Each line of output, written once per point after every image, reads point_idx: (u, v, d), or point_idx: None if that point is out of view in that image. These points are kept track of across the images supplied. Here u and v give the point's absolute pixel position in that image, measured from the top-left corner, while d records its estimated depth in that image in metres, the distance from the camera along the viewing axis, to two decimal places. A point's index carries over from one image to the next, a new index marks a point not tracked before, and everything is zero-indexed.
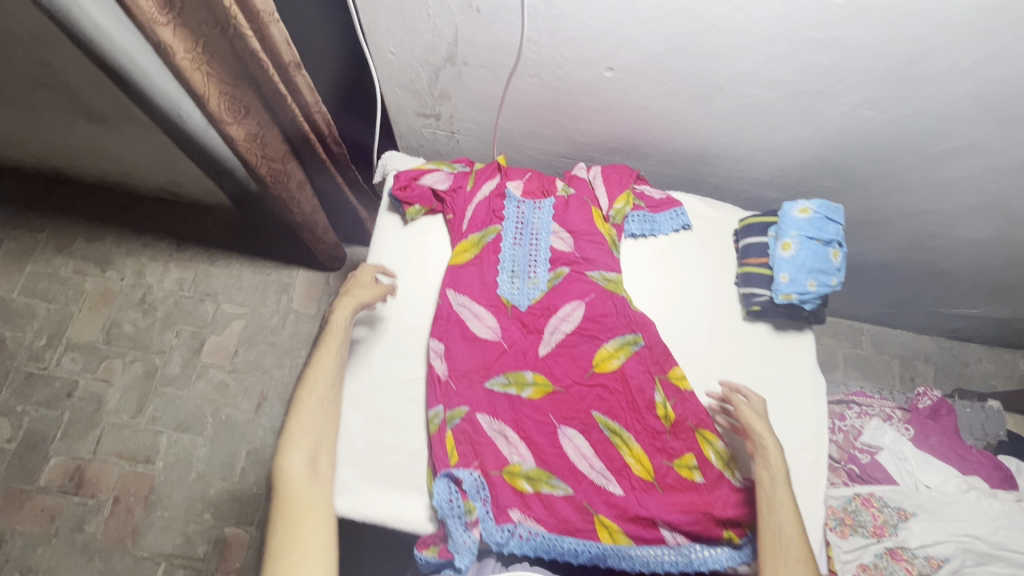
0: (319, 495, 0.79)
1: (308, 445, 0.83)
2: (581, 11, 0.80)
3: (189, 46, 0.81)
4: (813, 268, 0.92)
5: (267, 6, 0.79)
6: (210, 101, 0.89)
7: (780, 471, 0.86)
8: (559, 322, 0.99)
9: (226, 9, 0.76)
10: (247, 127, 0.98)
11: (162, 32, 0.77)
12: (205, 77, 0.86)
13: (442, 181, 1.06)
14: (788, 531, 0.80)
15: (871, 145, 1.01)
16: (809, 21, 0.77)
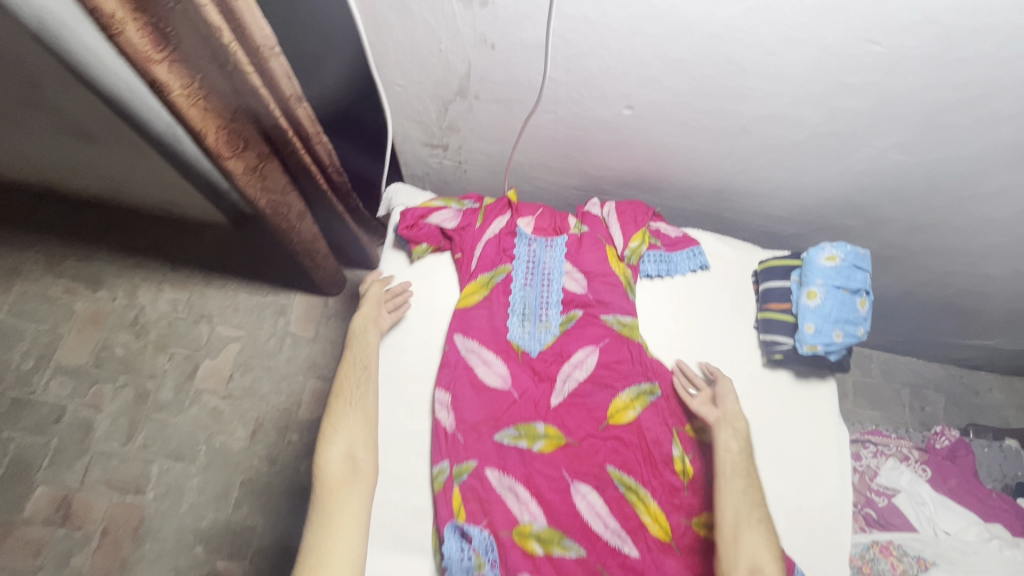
0: (352, 492, 0.81)
1: (339, 444, 0.84)
2: (603, 51, 0.76)
3: (185, 82, 0.76)
4: (840, 319, 0.88)
5: (267, 41, 0.75)
6: (208, 137, 0.84)
7: (743, 440, 0.88)
8: (572, 370, 0.94)
9: (226, 46, 0.70)
10: (245, 160, 0.93)
11: (157, 70, 0.72)
12: (202, 112, 0.81)
13: (450, 219, 1.02)
14: (751, 494, 0.83)
15: (899, 187, 0.96)
16: (845, 68, 0.72)
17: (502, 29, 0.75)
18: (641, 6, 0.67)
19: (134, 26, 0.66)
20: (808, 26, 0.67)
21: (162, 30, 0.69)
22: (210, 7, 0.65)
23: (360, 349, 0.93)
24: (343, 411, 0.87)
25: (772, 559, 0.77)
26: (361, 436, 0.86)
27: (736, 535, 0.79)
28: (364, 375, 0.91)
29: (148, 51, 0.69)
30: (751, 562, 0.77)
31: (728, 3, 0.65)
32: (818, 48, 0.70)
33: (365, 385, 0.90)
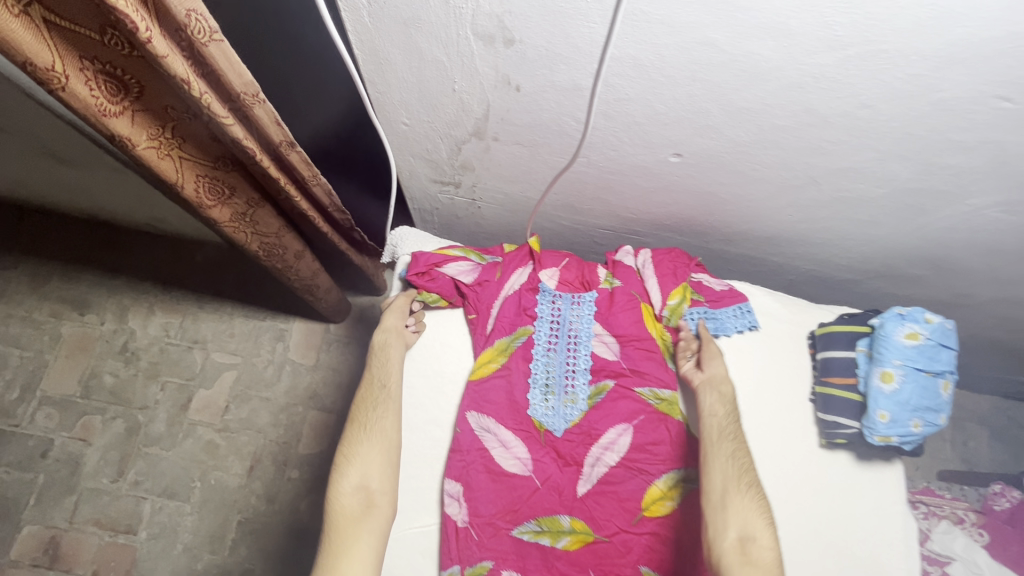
0: (363, 530, 0.72)
1: (352, 475, 0.76)
2: (653, 97, 0.62)
3: (153, 132, 0.65)
4: (919, 407, 0.76)
5: (250, 88, 0.60)
6: (186, 187, 0.73)
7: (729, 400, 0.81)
8: (601, 452, 0.82)
9: (197, 99, 0.57)
10: (233, 208, 0.82)
11: (116, 124, 0.61)
12: (177, 162, 0.70)
13: (467, 272, 0.90)
14: (740, 455, 0.75)
15: (989, 244, 0.82)
16: (955, 124, 0.58)
17: (530, 71, 0.62)
18: (708, 50, 0.54)
19: (81, 78, 0.54)
20: (922, 78, 0.53)
21: (120, 77, 0.58)
22: (173, 57, 0.52)
23: (380, 369, 0.85)
24: (359, 437, 0.79)
25: (766, 526, 0.69)
26: (376, 464, 0.77)
27: (725, 501, 0.71)
28: (382, 398, 0.82)
29: (103, 104, 0.58)
30: (742, 529, 0.69)
31: (822, 51, 0.51)
32: (929, 103, 0.56)
33: (384, 409, 0.81)
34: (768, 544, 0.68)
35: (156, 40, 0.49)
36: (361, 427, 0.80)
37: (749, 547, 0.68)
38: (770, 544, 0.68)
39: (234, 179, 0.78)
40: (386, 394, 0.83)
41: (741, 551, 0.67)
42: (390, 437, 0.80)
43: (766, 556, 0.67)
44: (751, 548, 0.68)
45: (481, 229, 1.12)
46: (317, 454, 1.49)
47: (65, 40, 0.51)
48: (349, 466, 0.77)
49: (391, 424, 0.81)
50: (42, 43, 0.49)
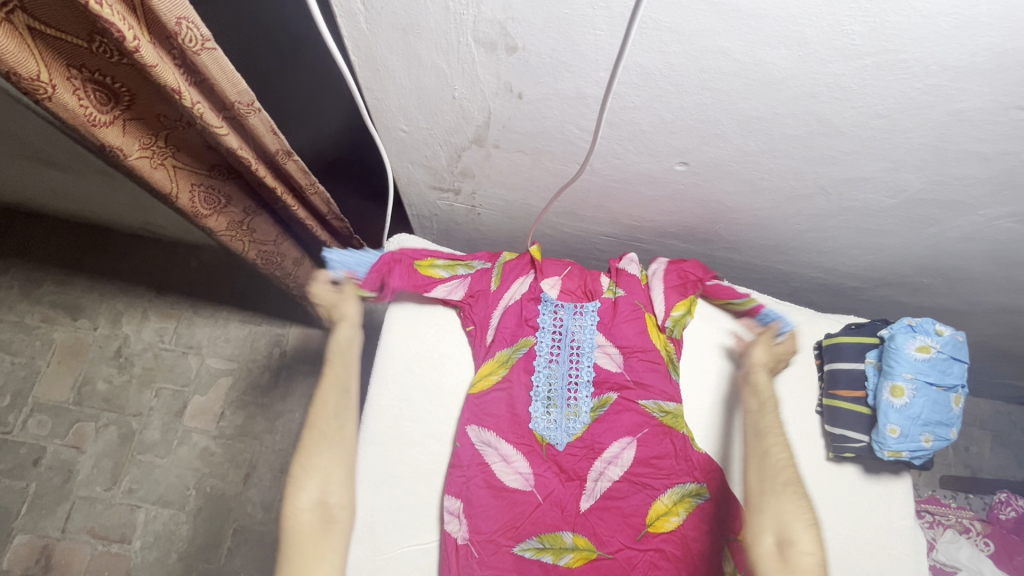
0: (327, 546, 0.69)
1: (311, 489, 0.72)
2: (661, 106, 0.60)
3: (146, 142, 0.63)
4: (930, 420, 0.75)
5: (245, 96, 0.58)
6: (180, 197, 0.71)
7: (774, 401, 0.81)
8: (604, 466, 0.80)
9: (188, 108, 0.55)
10: (229, 216, 0.80)
11: (107, 134, 0.58)
12: (171, 171, 0.68)
13: (455, 289, 0.89)
14: (780, 455, 0.74)
15: (1001, 253, 0.80)
16: (973, 135, 0.57)
17: (533, 78, 0.60)
18: (719, 59, 0.52)
19: (68, 88, 0.52)
20: (941, 89, 0.51)
21: (110, 85, 0.55)
22: (163, 66, 0.49)
23: (340, 371, 0.83)
24: (316, 448, 0.76)
25: (805, 528, 0.66)
26: (336, 473, 0.74)
27: (761, 503, 0.70)
28: (342, 403, 0.81)
29: (92, 114, 0.55)
30: (780, 532, 0.66)
31: (838, 60, 0.49)
32: (947, 113, 0.54)
33: (344, 415, 0.80)
34: (811, 549, 0.64)
35: (144, 48, 0.47)
36: (317, 437, 0.77)
37: (787, 551, 0.65)
38: (813, 548, 0.64)
39: (230, 187, 0.76)
40: (344, 401, 0.81)
41: (779, 554, 0.65)
42: (348, 446, 0.78)
43: (805, 561, 0.63)
44: (791, 552, 0.65)
45: (481, 235, 1.09)
46: None
47: (52, 50, 0.49)
48: (308, 479, 0.72)
49: (349, 433, 0.79)
50: (28, 52, 0.47)
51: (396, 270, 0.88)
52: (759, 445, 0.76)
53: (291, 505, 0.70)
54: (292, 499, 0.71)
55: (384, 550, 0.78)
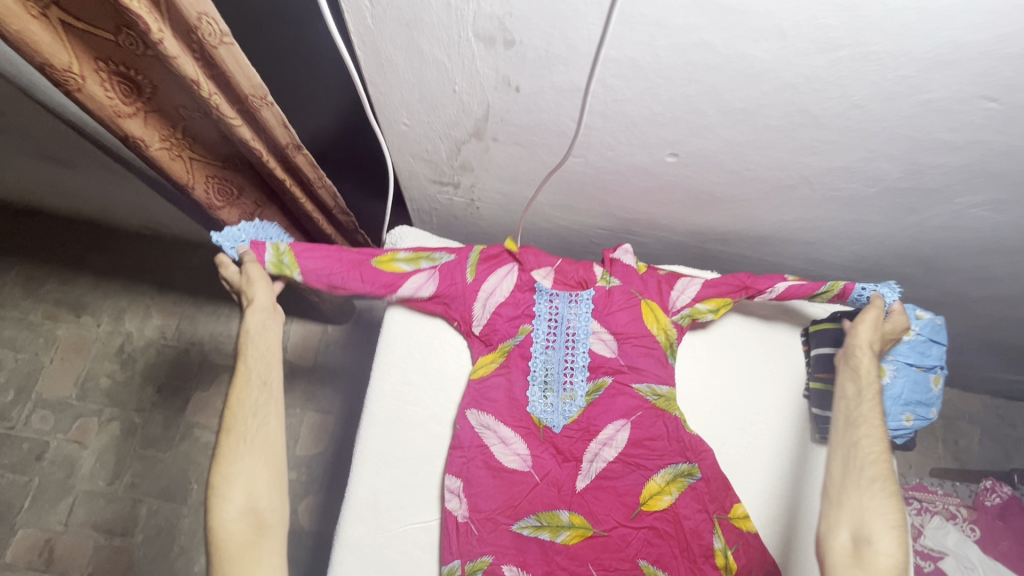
0: (259, 554, 0.68)
1: (236, 497, 0.70)
2: (651, 98, 0.63)
3: (165, 133, 0.66)
4: (910, 400, 0.78)
5: (258, 90, 0.61)
6: (197, 189, 0.74)
7: (873, 386, 0.75)
8: (600, 448, 0.83)
9: (206, 99, 0.58)
10: (241, 208, 0.84)
11: (130, 125, 0.62)
12: (187, 163, 0.72)
13: (424, 285, 0.88)
14: (871, 448, 0.69)
15: (978, 242, 0.84)
16: (944, 125, 0.60)
17: (530, 72, 0.63)
18: (703, 52, 0.55)
19: (96, 80, 0.55)
20: (911, 79, 0.55)
21: (133, 78, 0.59)
22: (183, 58, 0.53)
23: (258, 362, 0.78)
24: (235, 452, 0.72)
25: (887, 528, 0.63)
26: (261, 480, 0.72)
27: (842, 497, 0.68)
28: (264, 397, 0.76)
29: (117, 105, 0.59)
30: (856, 528, 0.64)
31: (814, 53, 0.53)
32: (917, 103, 0.58)
33: (262, 412, 0.75)
34: (890, 550, 0.62)
35: (167, 40, 0.50)
36: (239, 439, 0.73)
37: (860, 549, 0.63)
38: (892, 549, 0.62)
39: (242, 179, 0.80)
40: (263, 396, 0.76)
41: (853, 552, 0.63)
42: (272, 445, 0.75)
43: (882, 561, 0.61)
44: (865, 551, 0.63)
45: (479, 229, 1.13)
46: (316, 456, 1.43)
47: (80, 41, 0.53)
48: (231, 489, 0.70)
49: (274, 428, 0.76)
50: (58, 43, 0.50)
51: (345, 272, 0.84)
52: (848, 435, 0.72)
53: (215, 519, 0.68)
54: (217, 511, 0.69)
55: (387, 528, 0.81)
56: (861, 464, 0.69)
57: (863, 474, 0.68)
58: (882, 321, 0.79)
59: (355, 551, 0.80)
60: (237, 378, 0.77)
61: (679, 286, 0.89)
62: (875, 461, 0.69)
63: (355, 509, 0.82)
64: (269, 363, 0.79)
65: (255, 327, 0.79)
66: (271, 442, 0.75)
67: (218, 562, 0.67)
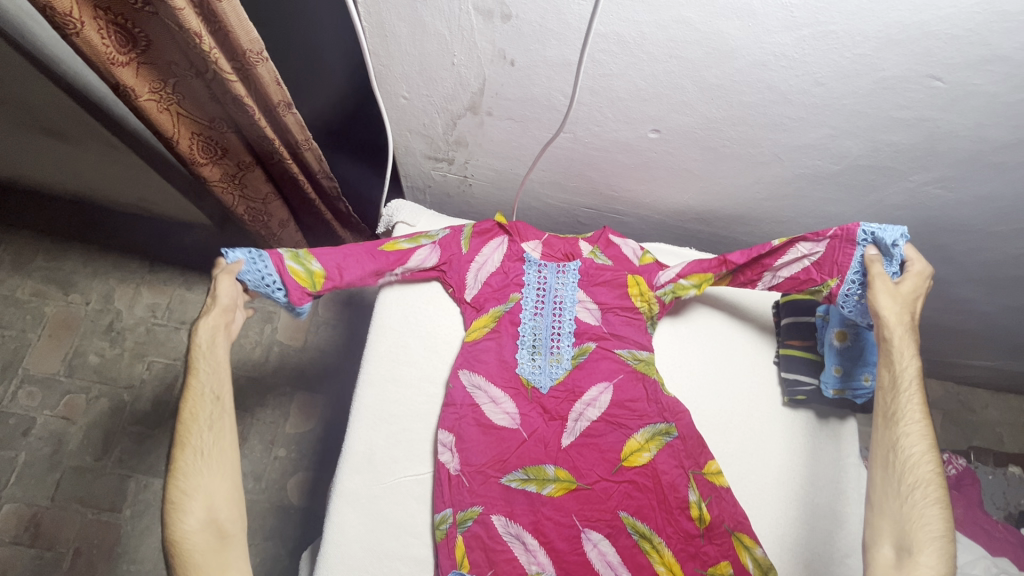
0: (219, 561, 0.70)
1: (196, 509, 0.71)
2: (635, 73, 0.69)
3: (155, 86, 0.75)
4: (864, 360, 0.86)
5: (256, 45, 0.67)
6: (181, 142, 0.83)
7: (911, 373, 0.73)
8: (584, 408, 0.88)
9: (206, 53, 0.66)
10: (223, 167, 0.91)
11: (122, 73, 0.70)
12: (175, 117, 0.80)
13: (429, 257, 0.93)
14: (912, 451, 0.70)
15: (932, 221, 0.91)
16: (895, 101, 0.67)
17: (524, 46, 0.69)
18: (683, 28, 0.62)
19: (93, 27, 0.64)
20: (866, 58, 0.61)
21: (129, 29, 0.67)
22: (187, 10, 0.60)
23: (210, 377, 0.78)
24: (190, 470, 0.73)
25: (927, 541, 0.66)
26: (222, 492, 0.74)
27: (880, 505, 0.71)
28: (217, 413, 0.77)
29: (112, 53, 0.67)
30: (897, 541, 0.68)
31: (781, 31, 0.60)
32: (873, 81, 0.65)
33: (215, 432, 0.76)
34: (932, 561, 0.65)
35: None
36: (194, 454, 0.74)
37: (903, 560, 0.67)
38: (934, 559, 0.65)
39: (228, 141, 0.87)
40: (216, 409, 0.77)
41: (897, 562, 0.67)
42: (225, 460, 0.76)
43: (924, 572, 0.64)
44: (908, 562, 0.66)
45: (471, 207, 1.17)
46: (307, 432, 1.45)
47: None
48: (191, 501, 0.71)
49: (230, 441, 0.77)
50: None
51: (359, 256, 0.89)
52: (889, 433, 0.73)
53: (176, 533, 0.70)
54: (177, 522, 0.71)
55: (381, 479, 0.86)
56: (905, 470, 0.70)
57: (904, 481, 0.70)
58: (896, 288, 0.77)
59: (352, 501, 0.84)
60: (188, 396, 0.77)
61: (667, 269, 0.93)
62: (918, 462, 0.70)
63: (352, 463, 0.87)
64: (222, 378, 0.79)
65: (206, 336, 0.80)
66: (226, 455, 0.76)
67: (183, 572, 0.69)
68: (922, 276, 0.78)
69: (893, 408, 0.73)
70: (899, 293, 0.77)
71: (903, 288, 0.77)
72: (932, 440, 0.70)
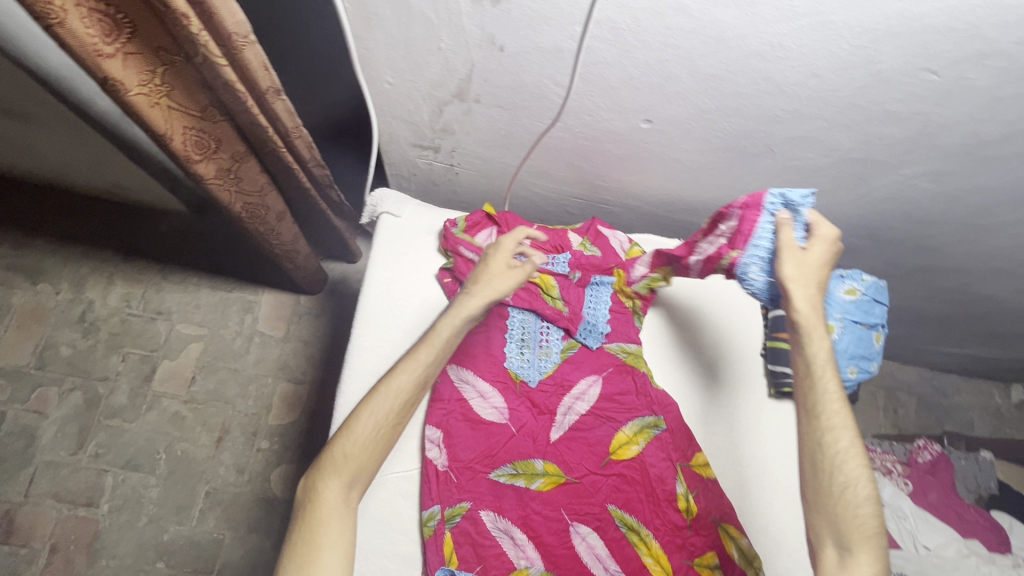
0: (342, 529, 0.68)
1: (344, 470, 0.71)
2: (629, 62, 0.67)
3: (144, 78, 0.68)
4: (856, 354, 0.84)
5: (241, 28, 0.65)
6: (174, 139, 0.76)
7: (824, 359, 0.69)
8: (573, 402, 0.88)
9: (193, 35, 0.62)
10: (217, 163, 0.84)
11: (109, 65, 0.63)
12: (166, 111, 0.73)
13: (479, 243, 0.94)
14: (837, 445, 0.67)
15: (918, 214, 0.91)
16: (891, 94, 0.66)
17: (514, 31, 0.66)
18: (679, 16, 0.60)
19: (77, 14, 0.57)
20: (864, 49, 0.60)
21: (112, 14, 0.61)
22: None
23: (431, 359, 0.78)
24: (364, 430, 0.73)
25: (863, 539, 0.63)
26: (366, 468, 0.72)
27: (816, 504, 0.68)
28: (412, 395, 0.76)
29: (97, 43, 0.61)
30: (837, 540, 0.65)
31: (779, 20, 0.58)
32: (869, 74, 0.64)
33: (401, 409, 0.76)
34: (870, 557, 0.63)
35: None
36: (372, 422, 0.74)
37: (843, 562, 0.64)
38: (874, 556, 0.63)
39: (221, 130, 0.81)
40: (417, 394, 0.77)
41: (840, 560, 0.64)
42: (385, 443, 0.75)
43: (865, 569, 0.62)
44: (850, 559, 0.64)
45: (457, 196, 1.15)
46: (290, 423, 1.44)
47: None
48: (346, 459, 0.71)
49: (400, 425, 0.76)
50: None
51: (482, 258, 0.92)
52: (813, 431, 0.69)
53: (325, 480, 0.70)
54: (331, 468, 0.71)
55: None
56: (834, 467, 0.67)
57: (835, 481, 0.66)
58: (803, 258, 0.72)
59: None
60: (406, 361, 0.78)
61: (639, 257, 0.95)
62: (845, 456, 0.67)
63: None
64: (438, 366, 0.79)
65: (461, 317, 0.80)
66: (391, 436, 0.75)
67: (307, 522, 0.67)
68: (830, 240, 0.72)
69: (815, 400, 0.69)
70: (806, 261, 0.71)
71: (810, 253, 0.72)
72: (854, 429, 0.68)
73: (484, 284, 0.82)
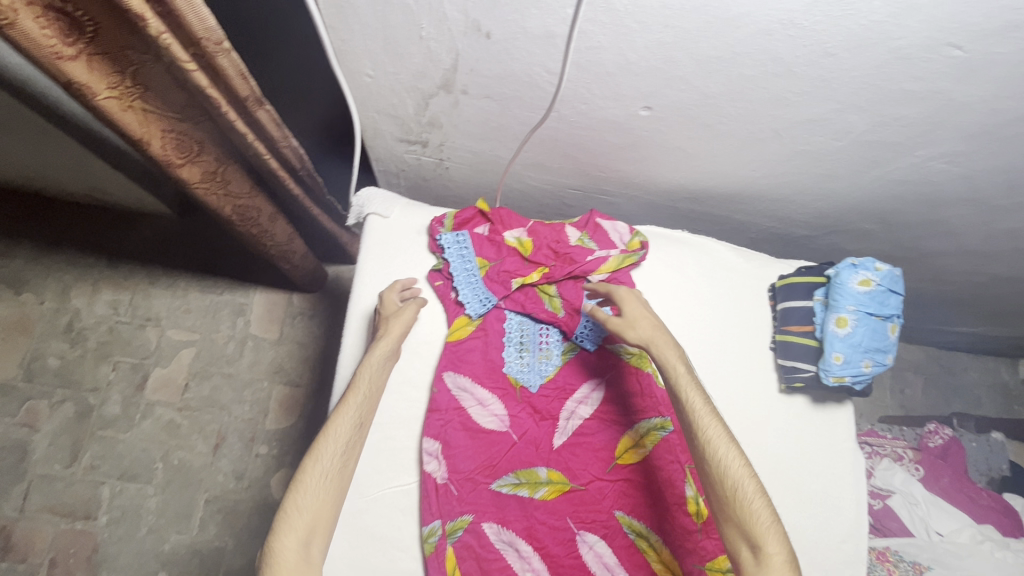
0: None
1: (297, 528, 0.65)
2: (625, 45, 0.62)
3: (113, 80, 0.63)
4: (871, 347, 0.82)
5: (212, 34, 0.59)
6: (152, 144, 0.71)
7: (682, 373, 0.71)
8: (575, 406, 0.85)
9: (154, 37, 0.56)
10: (202, 167, 0.80)
11: (72, 69, 0.58)
12: (141, 115, 0.68)
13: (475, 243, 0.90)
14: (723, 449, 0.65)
15: (933, 196, 0.86)
16: (910, 72, 0.61)
17: (501, 16, 0.61)
18: None
19: (30, 14, 0.52)
20: (882, 25, 0.55)
21: (74, 15, 0.55)
22: None
23: (364, 399, 0.75)
24: (314, 480, 0.68)
25: (768, 528, 0.61)
26: (325, 519, 0.68)
27: (719, 508, 0.64)
28: (354, 437, 0.73)
29: (57, 46, 0.55)
30: (747, 540, 0.61)
31: None
32: (887, 51, 0.59)
33: (349, 451, 0.72)
34: (777, 547, 0.60)
35: None
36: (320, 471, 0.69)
37: (759, 564, 0.60)
38: (780, 545, 0.60)
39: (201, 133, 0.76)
40: (358, 433, 0.73)
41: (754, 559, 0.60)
42: (343, 488, 0.71)
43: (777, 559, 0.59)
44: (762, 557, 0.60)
45: (449, 190, 1.10)
46: (287, 428, 1.41)
47: None
48: (298, 515, 0.66)
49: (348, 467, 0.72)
50: None
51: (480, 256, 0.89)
52: (698, 443, 0.66)
53: (275, 543, 0.64)
54: (281, 530, 0.65)
55: (365, 492, 0.80)
56: (723, 478, 0.64)
57: (726, 484, 0.64)
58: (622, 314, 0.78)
59: None
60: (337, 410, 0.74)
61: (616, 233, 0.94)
62: (731, 459, 0.65)
63: None
64: (372, 408, 0.76)
65: (378, 362, 0.78)
66: (341, 481, 0.71)
67: None
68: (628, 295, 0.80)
69: (688, 417, 0.68)
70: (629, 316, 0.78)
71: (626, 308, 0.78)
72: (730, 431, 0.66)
73: (385, 329, 0.81)
